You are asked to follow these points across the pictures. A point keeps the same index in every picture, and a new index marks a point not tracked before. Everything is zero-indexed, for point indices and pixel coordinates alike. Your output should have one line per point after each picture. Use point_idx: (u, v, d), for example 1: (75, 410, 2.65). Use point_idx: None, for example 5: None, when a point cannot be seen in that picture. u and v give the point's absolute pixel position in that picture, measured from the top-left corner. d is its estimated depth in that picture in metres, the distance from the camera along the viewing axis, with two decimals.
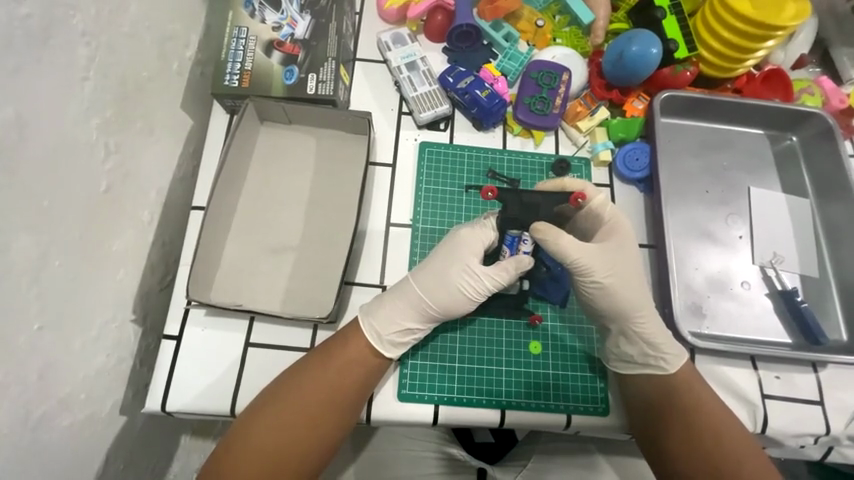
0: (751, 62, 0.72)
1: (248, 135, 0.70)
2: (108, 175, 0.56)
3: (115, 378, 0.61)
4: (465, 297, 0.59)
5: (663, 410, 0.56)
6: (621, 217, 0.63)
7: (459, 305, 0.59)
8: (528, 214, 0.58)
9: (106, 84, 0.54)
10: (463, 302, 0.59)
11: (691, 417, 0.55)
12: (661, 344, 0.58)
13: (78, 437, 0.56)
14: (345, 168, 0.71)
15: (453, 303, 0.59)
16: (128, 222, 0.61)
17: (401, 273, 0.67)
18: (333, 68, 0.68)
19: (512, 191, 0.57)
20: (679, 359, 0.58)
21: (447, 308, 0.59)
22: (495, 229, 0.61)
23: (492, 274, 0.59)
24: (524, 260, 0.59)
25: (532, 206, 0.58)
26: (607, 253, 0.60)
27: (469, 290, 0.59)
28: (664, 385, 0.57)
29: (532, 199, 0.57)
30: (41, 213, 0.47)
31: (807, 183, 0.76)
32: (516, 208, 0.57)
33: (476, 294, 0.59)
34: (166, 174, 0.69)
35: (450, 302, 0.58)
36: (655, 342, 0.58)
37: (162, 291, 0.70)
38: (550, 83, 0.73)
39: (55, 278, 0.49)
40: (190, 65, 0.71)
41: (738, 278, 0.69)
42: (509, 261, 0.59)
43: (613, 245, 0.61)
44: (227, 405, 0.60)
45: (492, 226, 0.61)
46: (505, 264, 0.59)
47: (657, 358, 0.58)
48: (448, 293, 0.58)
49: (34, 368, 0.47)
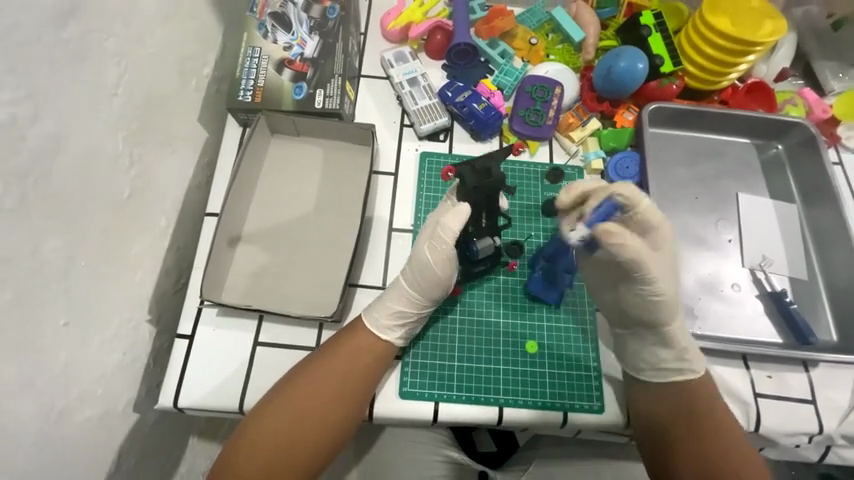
0: (734, 75, 0.76)
1: (260, 146, 0.74)
2: (130, 184, 0.60)
3: (130, 376, 0.64)
4: (442, 273, 0.60)
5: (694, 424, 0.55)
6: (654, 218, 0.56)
7: (433, 279, 0.60)
8: (486, 180, 0.60)
9: (132, 101, 0.59)
10: (443, 280, 0.60)
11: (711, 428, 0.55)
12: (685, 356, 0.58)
13: (95, 431, 0.58)
14: (350, 176, 0.75)
15: (434, 284, 0.60)
16: (146, 228, 0.65)
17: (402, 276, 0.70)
18: (339, 84, 0.74)
19: (465, 164, 0.60)
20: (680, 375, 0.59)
21: (427, 288, 0.61)
22: (454, 201, 0.64)
23: (448, 238, 0.60)
24: (461, 209, 0.60)
25: (486, 170, 0.60)
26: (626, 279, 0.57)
27: (441, 263, 0.60)
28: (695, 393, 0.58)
29: (483, 163, 0.60)
30: (68, 216, 0.50)
31: (794, 189, 0.79)
32: (474, 180, 0.60)
33: (447, 265, 0.60)
34: (183, 183, 0.73)
35: (424, 279, 0.61)
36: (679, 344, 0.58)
37: (175, 293, 0.73)
38: (543, 96, 0.78)
39: (79, 278, 0.53)
40: (207, 82, 0.76)
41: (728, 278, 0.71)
42: (449, 216, 0.60)
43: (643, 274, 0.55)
44: (235, 401, 0.62)
45: (451, 201, 0.64)
46: (450, 225, 0.60)
47: (654, 370, 0.60)
48: (424, 275, 0.61)
49: (57, 362, 0.51)
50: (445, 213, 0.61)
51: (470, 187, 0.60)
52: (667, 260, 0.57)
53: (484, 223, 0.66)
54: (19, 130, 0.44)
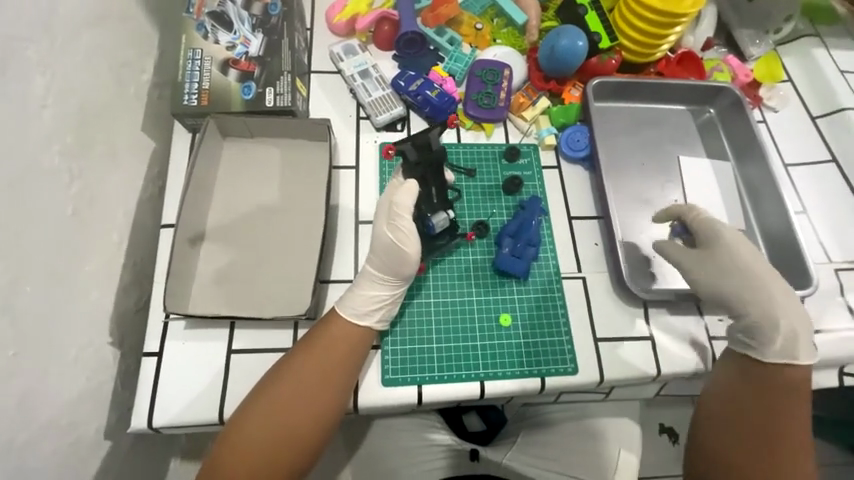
0: (665, 46, 0.82)
1: (212, 151, 0.72)
2: (73, 200, 0.57)
3: (97, 402, 0.61)
4: (407, 248, 0.62)
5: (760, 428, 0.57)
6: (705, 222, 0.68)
7: (401, 258, 0.62)
8: (427, 155, 0.63)
9: (65, 112, 0.55)
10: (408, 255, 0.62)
11: (776, 438, 0.57)
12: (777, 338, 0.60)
13: (64, 463, 0.55)
14: (310, 173, 0.74)
15: (401, 261, 0.62)
16: (97, 246, 0.62)
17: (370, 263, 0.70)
18: (289, 81, 0.72)
19: (405, 139, 0.62)
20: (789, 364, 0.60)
21: (399, 268, 0.62)
22: (400, 180, 0.67)
23: (404, 216, 0.63)
24: (410, 185, 0.64)
25: (426, 144, 0.62)
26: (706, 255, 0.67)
27: (404, 239, 0.62)
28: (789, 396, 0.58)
29: (421, 137, 0.61)
30: (5, 238, 0.47)
31: (727, 149, 0.85)
32: (414, 154, 0.63)
33: (411, 241, 0.63)
34: (133, 196, 0.69)
35: (394, 260, 0.62)
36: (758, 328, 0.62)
37: (137, 312, 0.70)
38: (494, 79, 0.80)
39: (26, 304, 0.50)
40: (148, 89, 0.73)
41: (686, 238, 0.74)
42: (400, 194, 0.63)
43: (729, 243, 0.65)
44: (214, 412, 0.61)
45: (399, 180, 0.67)
46: (403, 202, 0.63)
47: (749, 350, 0.62)
48: (389, 254, 0.62)
49: (12, 395, 0.48)
50: (396, 193, 0.65)
51: (412, 161, 0.63)
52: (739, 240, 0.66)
53: (436, 199, 0.67)
54: None
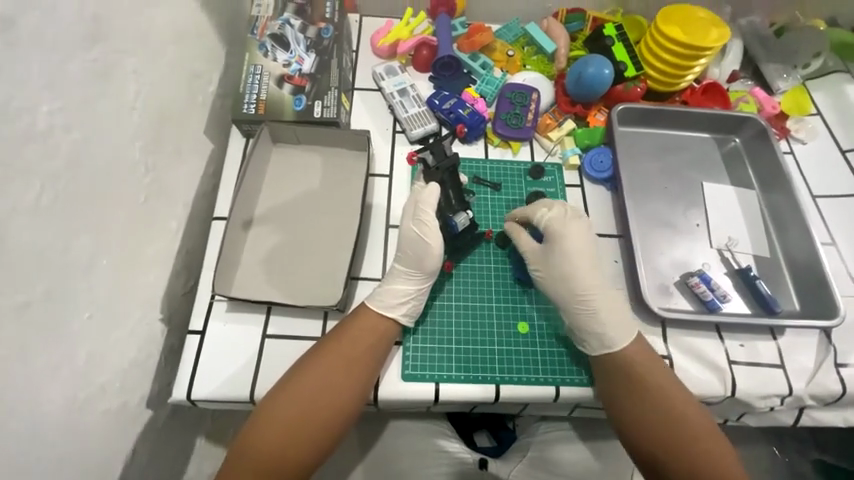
0: (691, 77, 0.86)
1: (263, 154, 0.80)
2: (145, 189, 0.65)
3: (144, 372, 0.67)
4: (431, 241, 0.68)
5: (655, 440, 0.60)
6: (554, 225, 0.71)
7: (427, 252, 0.68)
8: (444, 161, 0.73)
9: (147, 114, 0.64)
10: (432, 247, 0.68)
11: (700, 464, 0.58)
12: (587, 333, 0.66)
13: (112, 423, 0.61)
14: (347, 179, 0.81)
15: (425, 253, 0.68)
16: (159, 231, 0.69)
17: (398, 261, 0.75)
18: (335, 96, 0.80)
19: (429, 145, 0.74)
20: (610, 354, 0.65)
21: (425, 262, 0.67)
22: (422, 184, 0.75)
23: (428, 213, 0.70)
24: (433, 187, 0.71)
25: (442, 150, 0.75)
26: (541, 257, 0.71)
27: (428, 233, 0.69)
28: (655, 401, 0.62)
29: (439, 147, 0.75)
30: (92, 217, 0.55)
31: (752, 177, 0.87)
32: (436, 158, 0.74)
33: (435, 235, 0.69)
34: (191, 190, 0.78)
35: (419, 253, 0.68)
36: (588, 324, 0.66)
37: (184, 294, 0.77)
38: (522, 101, 0.85)
39: (101, 275, 0.57)
40: (212, 98, 0.82)
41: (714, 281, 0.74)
42: (424, 194, 0.71)
43: (574, 245, 0.69)
44: (246, 391, 0.66)
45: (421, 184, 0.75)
46: (427, 201, 0.70)
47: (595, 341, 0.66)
48: (415, 249, 0.68)
49: (81, 354, 0.54)
50: (421, 195, 0.72)
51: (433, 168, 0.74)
52: (573, 248, 0.69)
53: (455, 201, 0.73)
54: (55, 139, 0.49)
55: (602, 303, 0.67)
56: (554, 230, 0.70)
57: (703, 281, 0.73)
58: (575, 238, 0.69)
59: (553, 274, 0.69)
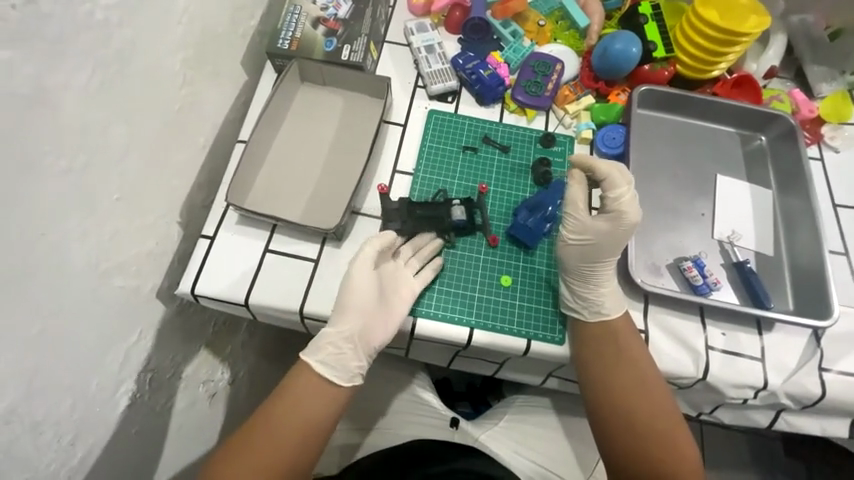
0: (723, 65, 0.83)
1: (290, 89, 0.85)
2: (180, 100, 0.72)
3: (158, 265, 0.75)
4: (360, 297, 0.68)
5: (608, 403, 0.65)
6: (627, 210, 0.67)
7: (353, 300, 0.68)
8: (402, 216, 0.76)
9: (191, 31, 0.70)
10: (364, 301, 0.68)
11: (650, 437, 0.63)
12: (593, 302, 0.68)
13: (126, 300, 0.69)
14: (364, 122, 0.85)
15: (350, 300, 0.68)
16: (187, 142, 0.76)
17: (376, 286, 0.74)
18: (364, 42, 0.84)
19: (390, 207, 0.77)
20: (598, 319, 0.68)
21: (351, 321, 0.67)
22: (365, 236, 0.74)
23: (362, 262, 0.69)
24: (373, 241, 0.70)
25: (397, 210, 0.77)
26: (587, 225, 0.69)
27: (352, 291, 0.68)
28: (626, 381, 0.65)
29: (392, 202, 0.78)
30: (132, 110, 0.61)
31: (771, 177, 0.84)
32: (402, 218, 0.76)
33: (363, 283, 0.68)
34: (221, 113, 0.84)
35: (347, 318, 0.68)
36: (593, 295, 0.68)
37: (203, 207, 0.84)
38: (545, 71, 0.86)
39: (133, 165, 0.64)
40: (252, 32, 0.88)
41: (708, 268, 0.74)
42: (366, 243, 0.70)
43: (626, 233, 0.67)
44: (243, 295, 0.72)
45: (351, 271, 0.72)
46: (359, 268, 0.69)
47: (592, 309, 0.68)
48: (342, 319, 0.68)
49: (107, 228, 0.61)
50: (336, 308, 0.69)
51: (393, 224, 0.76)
52: (623, 236, 0.68)
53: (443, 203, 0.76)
54: (108, 31, 0.55)
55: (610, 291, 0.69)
56: (622, 211, 0.67)
57: (697, 267, 0.72)
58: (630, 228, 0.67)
59: (590, 239, 0.68)
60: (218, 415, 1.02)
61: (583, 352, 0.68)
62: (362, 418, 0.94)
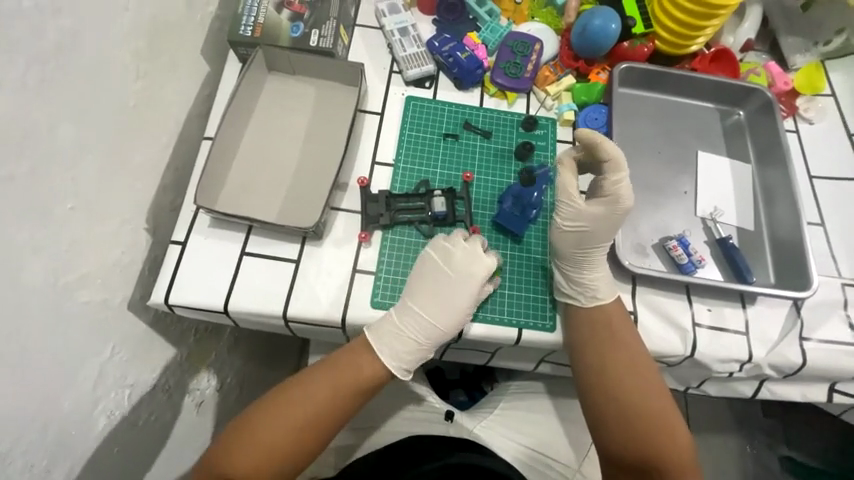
0: (702, 39, 0.82)
1: (257, 79, 0.80)
2: (136, 95, 0.66)
3: (126, 276, 0.70)
4: (461, 296, 0.67)
5: (598, 386, 0.66)
6: (625, 194, 0.66)
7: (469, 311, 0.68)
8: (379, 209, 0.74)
9: (141, 17, 0.64)
10: (451, 298, 0.67)
11: (643, 419, 0.64)
12: (588, 287, 0.67)
13: (93, 316, 0.64)
14: (339, 112, 0.81)
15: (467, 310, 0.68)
16: (148, 142, 0.70)
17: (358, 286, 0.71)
18: (334, 26, 0.79)
19: (366, 198, 0.74)
20: (592, 303, 0.68)
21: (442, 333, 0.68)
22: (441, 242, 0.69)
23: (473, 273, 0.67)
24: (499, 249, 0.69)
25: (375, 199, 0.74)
26: (583, 210, 0.68)
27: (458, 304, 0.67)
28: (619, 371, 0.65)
29: (371, 194, 0.75)
30: (80, 108, 0.56)
31: (750, 151, 0.85)
32: (380, 209, 0.74)
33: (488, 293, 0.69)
34: (184, 109, 0.78)
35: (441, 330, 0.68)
36: (586, 280, 0.67)
37: (171, 211, 0.79)
38: (524, 51, 0.83)
39: (87, 169, 0.58)
40: (211, 19, 0.82)
41: (692, 246, 0.74)
42: (461, 252, 0.68)
43: (621, 218, 0.67)
44: (221, 302, 0.69)
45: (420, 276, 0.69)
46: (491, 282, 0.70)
47: (587, 294, 0.68)
48: (431, 330, 0.67)
49: (63, 240, 0.56)
50: (419, 288, 0.68)
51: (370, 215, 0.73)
52: (620, 220, 0.67)
53: (424, 194, 0.74)
54: (43, 19, 0.49)
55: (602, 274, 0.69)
56: (618, 196, 0.66)
57: (682, 245, 0.73)
58: (627, 212, 0.67)
59: (583, 221, 0.67)
60: (207, 423, 0.99)
61: (577, 338, 0.68)
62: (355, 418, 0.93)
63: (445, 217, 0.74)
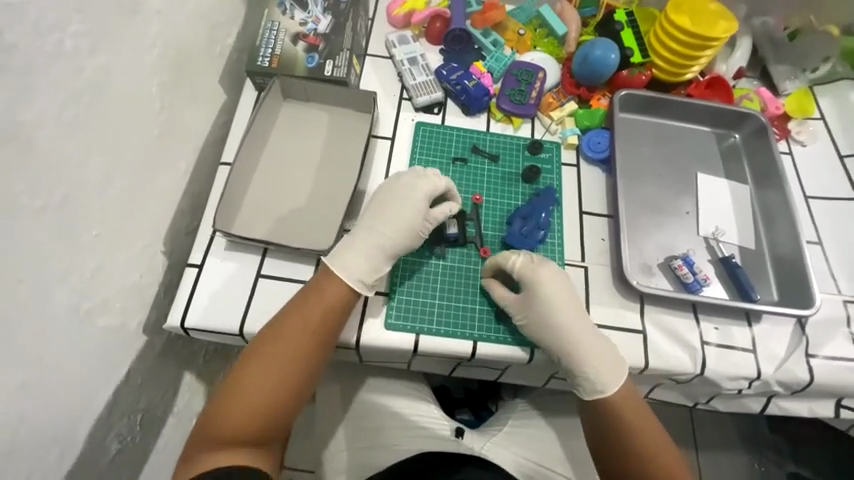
0: (696, 68, 0.87)
1: (273, 107, 0.83)
2: (159, 125, 0.68)
3: (143, 299, 0.71)
4: (412, 223, 0.69)
5: (608, 432, 0.64)
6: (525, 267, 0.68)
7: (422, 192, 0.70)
8: None
9: (166, 53, 0.67)
10: (405, 219, 0.69)
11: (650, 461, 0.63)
12: (581, 379, 0.65)
13: (111, 340, 0.65)
14: (351, 137, 0.84)
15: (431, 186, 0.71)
16: (169, 168, 0.73)
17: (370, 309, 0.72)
18: (347, 57, 0.83)
19: None
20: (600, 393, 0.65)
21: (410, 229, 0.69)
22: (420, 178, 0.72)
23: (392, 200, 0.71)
24: (411, 190, 0.71)
25: None
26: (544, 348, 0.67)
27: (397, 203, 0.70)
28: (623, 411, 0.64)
29: None
30: (108, 140, 0.58)
31: (747, 173, 0.88)
32: None
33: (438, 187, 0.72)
34: (201, 136, 0.81)
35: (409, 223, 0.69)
36: (577, 370, 0.65)
37: (187, 234, 0.80)
38: (528, 79, 0.87)
39: (112, 197, 0.60)
40: (229, 50, 0.85)
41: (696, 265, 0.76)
42: (406, 182, 0.72)
43: (549, 283, 0.67)
44: (237, 324, 0.70)
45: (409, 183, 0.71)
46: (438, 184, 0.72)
47: (584, 381, 0.65)
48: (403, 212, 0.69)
49: (87, 266, 0.57)
50: (402, 176, 0.73)
51: None
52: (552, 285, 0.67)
53: None
54: (79, 59, 0.52)
55: (598, 351, 0.65)
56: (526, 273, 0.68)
57: (686, 264, 0.75)
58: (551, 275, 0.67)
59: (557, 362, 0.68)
60: None
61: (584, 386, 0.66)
62: (363, 435, 0.91)
63: (458, 239, 0.76)
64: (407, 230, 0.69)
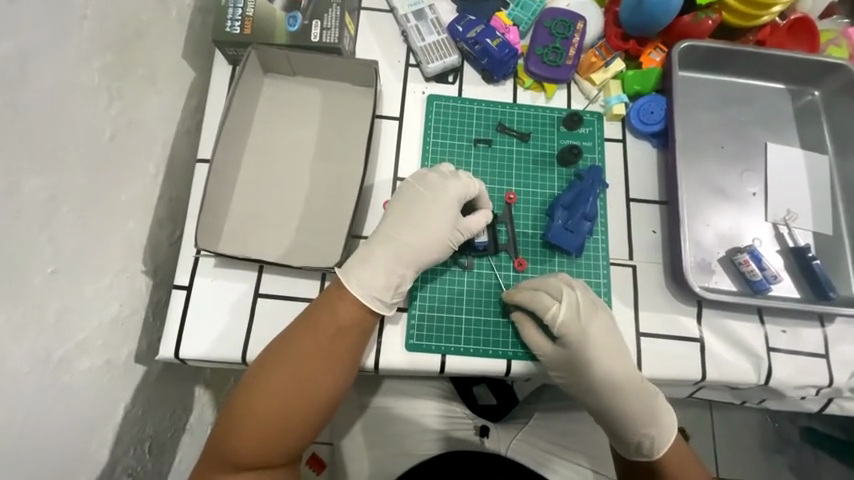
0: (776, 9, 0.68)
1: (252, 87, 0.68)
2: (112, 123, 0.55)
3: (129, 328, 0.62)
4: (438, 229, 0.59)
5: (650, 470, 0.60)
6: (575, 315, 0.58)
7: (450, 190, 0.60)
8: None
9: (105, 25, 0.52)
10: (432, 225, 0.59)
11: None
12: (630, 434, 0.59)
13: (97, 381, 0.57)
14: (350, 120, 0.69)
15: (461, 185, 0.61)
16: (135, 174, 0.60)
17: (387, 326, 0.63)
18: (338, 15, 0.66)
19: None
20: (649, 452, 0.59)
21: (436, 229, 0.59)
22: (445, 175, 0.62)
23: (410, 204, 0.61)
24: (435, 188, 0.61)
25: None
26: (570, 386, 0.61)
27: (420, 206, 0.60)
28: (673, 465, 0.59)
29: None
30: (44, 153, 0.45)
31: (826, 140, 0.73)
32: None
33: (470, 185, 0.61)
34: (170, 128, 0.67)
35: (435, 225, 0.59)
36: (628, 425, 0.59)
37: (170, 246, 0.70)
38: (564, 32, 0.70)
39: (64, 225, 0.49)
40: (190, 13, 0.68)
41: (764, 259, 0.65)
42: (430, 181, 0.61)
43: (596, 329, 0.58)
44: (238, 353, 0.61)
45: (431, 181, 0.61)
46: (467, 182, 0.62)
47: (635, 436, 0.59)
48: (429, 214, 0.59)
49: (48, 311, 0.48)
50: (426, 173, 0.62)
51: None
52: (603, 333, 0.58)
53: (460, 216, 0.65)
54: None
55: (635, 393, 0.58)
56: (572, 321, 0.58)
57: (754, 260, 0.64)
58: (599, 323, 0.58)
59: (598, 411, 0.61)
60: None
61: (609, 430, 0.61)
62: (382, 443, 0.81)
63: (489, 246, 0.65)
64: (433, 237, 0.59)
